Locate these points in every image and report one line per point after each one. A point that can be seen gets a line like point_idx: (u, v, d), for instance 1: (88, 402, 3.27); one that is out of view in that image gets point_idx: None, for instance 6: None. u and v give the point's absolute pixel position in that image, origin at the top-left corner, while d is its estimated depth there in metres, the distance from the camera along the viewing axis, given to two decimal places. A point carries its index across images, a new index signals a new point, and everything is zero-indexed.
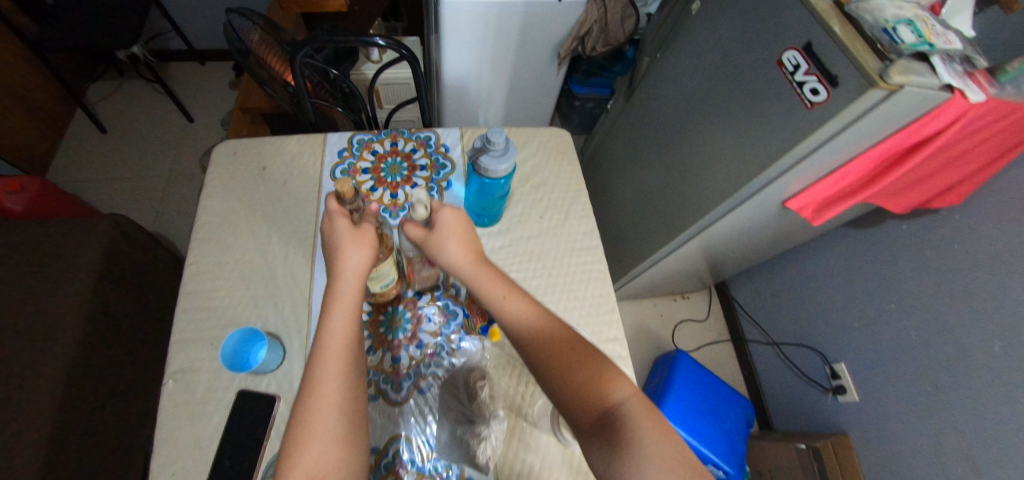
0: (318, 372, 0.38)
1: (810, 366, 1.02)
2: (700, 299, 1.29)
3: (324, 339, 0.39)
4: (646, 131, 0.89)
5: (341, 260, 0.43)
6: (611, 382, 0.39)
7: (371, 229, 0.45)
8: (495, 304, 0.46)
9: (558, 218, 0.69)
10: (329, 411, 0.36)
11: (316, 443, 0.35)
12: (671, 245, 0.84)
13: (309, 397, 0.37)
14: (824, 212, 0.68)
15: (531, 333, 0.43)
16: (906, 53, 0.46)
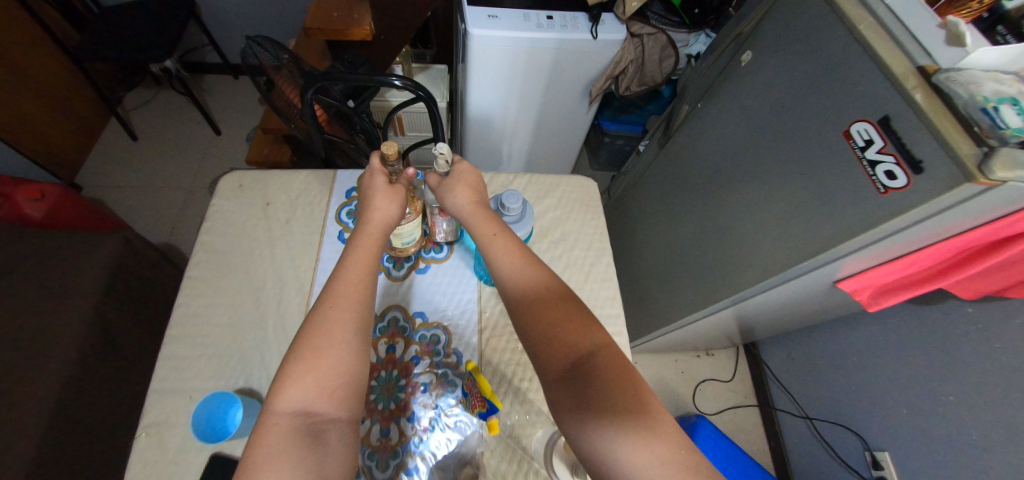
0: (336, 291, 0.44)
1: (849, 450, 0.90)
2: (726, 357, 1.19)
3: (346, 270, 0.45)
4: (680, 183, 0.82)
5: (374, 210, 0.48)
6: (582, 332, 0.40)
7: (403, 185, 0.50)
8: (484, 243, 0.47)
9: (577, 279, 0.63)
10: (345, 328, 0.42)
11: (326, 351, 0.40)
12: (701, 312, 0.76)
13: (329, 313, 0.42)
14: (885, 299, 0.59)
15: (513, 277, 0.45)
16: (1013, 141, 0.35)
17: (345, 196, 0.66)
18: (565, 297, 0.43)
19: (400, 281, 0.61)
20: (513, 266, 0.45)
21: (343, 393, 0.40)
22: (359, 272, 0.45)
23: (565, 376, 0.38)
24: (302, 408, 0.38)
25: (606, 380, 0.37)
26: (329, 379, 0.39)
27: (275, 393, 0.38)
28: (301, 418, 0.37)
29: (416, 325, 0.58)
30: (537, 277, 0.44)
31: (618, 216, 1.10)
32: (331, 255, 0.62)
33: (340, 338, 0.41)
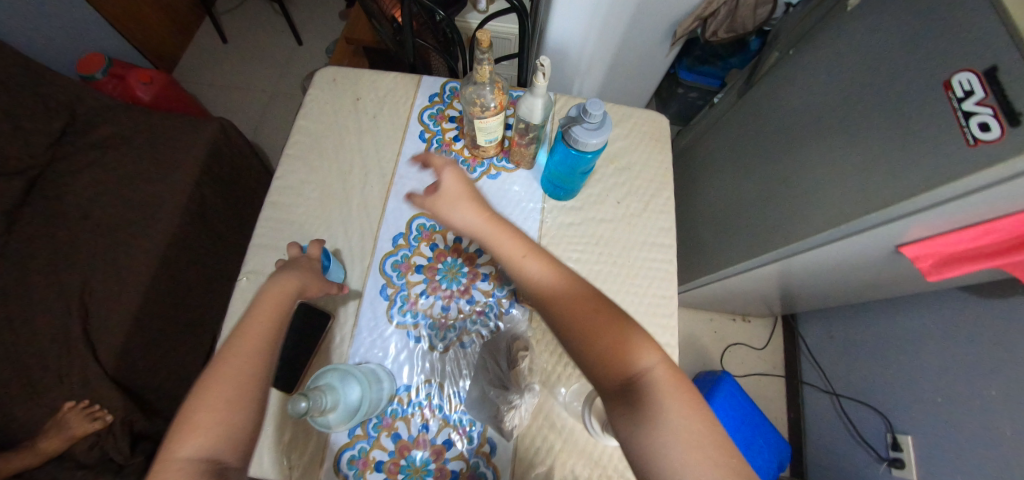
0: (235, 344, 0.41)
1: (869, 429, 0.91)
2: (762, 326, 1.20)
3: (250, 324, 0.43)
4: (755, 135, 0.80)
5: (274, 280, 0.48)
6: (630, 348, 0.37)
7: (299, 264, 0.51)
8: (513, 261, 0.46)
9: (637, 206, 0.66)
10: (243, 374, 0.40)
11: (207, 413, 0.37)
12: (752, 262, 0.78)
13: (220, 367, 0.39)
14: (947, 270, 0.57)
15: (553, 289, 0.43)
16: None
17: (428, 100, 0.71)
18: (610, 314, 0.40)
19: (471, 183, 0.66)
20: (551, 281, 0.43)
21: (241, 437, 0.38)
22: (262, 328, 0.43)
23: (619, 391, 0.37)
24: (203, 455, 0.35)
25: (656, 401, 0.35)
26: (221, 425, 0.37)
27: (172, 443, 0.36)
28: (203, 465, 0.35)
29: None
30: (580, 296, 0.41)
31: (681, 168, 1.10)
32: (412, 152, 0.67)
33: (226, 393, 0.38)
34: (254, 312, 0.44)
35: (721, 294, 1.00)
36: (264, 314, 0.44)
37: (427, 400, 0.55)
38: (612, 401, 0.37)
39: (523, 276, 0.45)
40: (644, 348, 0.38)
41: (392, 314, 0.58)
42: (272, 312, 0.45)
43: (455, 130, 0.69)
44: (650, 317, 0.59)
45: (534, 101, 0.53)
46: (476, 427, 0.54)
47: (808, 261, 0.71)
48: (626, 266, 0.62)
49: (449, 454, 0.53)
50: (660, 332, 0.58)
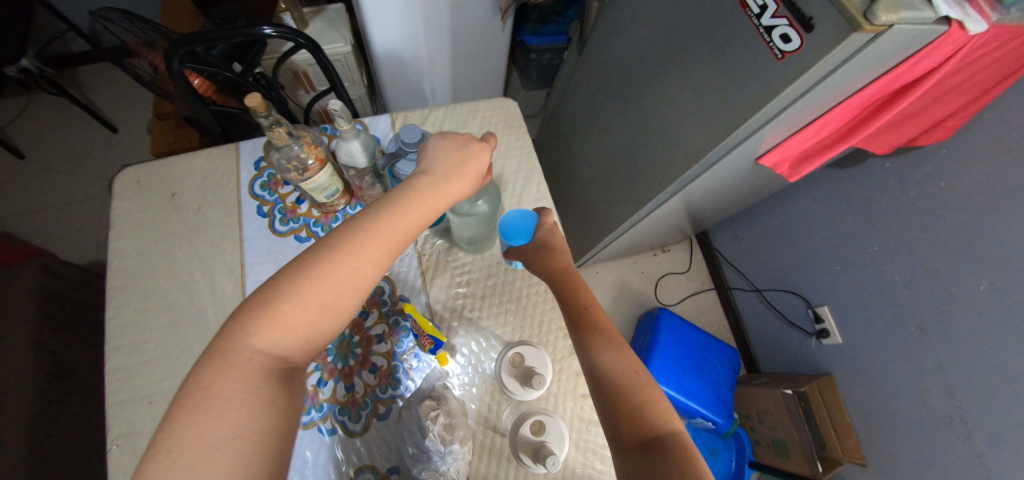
0: (406, 211, 0.38)
1: (794, 311, 1.01)
2: (681, 250, 1.26)
3: (427, 185, 0.40)
4: (605, 86, 0.81)
5: (467, 163, 0.43)
6: (660, 411, 0.42)
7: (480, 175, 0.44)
8: (576, 311, 0.50)
9: (509, 204, 0.63)
10: (381, 248, 0.36)
11: (339, 264, 0.34)
12: (647, 208, 0.79)
13: (378, 223, 0.36)
14: (802, 168, 0.61)
15: (611, 346, 0.46)
16: None
17: (254, 169, 0.63)
18: (650, 383, 0.44)
19: None
20: (613, 332, 0.48)
21: (319, 344, 0.36)
22: (394, 233, 0.37)
23: (640, 446, 0.40)
24: (274, 346, 0.33)
25: (674, 463, 0.37)
26: (336, 291, 0.34)
27: (245, 328, 0.33)
28: (272, 364, 0.33)
29: None
30: (630, 360, 0.45)
31: (555, 135, 1.09)
32: (255, 233, 0.59)
33: (355, 260, 0.35)
34: (410, 200, 0.38)
35: (633, 239, 1.02)
36: (407, 216, 0.38)
37: None
38: (630, 456, 0.40)
39: (588, 322, 0.48)
40: (671, 416, 0.42)
41: None
42: (417, 217, 0.38)
43: (294, 191, 0.61)
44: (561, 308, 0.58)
45: (350, 145, 0.47)
46: None
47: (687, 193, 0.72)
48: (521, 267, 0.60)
49: None
50: None
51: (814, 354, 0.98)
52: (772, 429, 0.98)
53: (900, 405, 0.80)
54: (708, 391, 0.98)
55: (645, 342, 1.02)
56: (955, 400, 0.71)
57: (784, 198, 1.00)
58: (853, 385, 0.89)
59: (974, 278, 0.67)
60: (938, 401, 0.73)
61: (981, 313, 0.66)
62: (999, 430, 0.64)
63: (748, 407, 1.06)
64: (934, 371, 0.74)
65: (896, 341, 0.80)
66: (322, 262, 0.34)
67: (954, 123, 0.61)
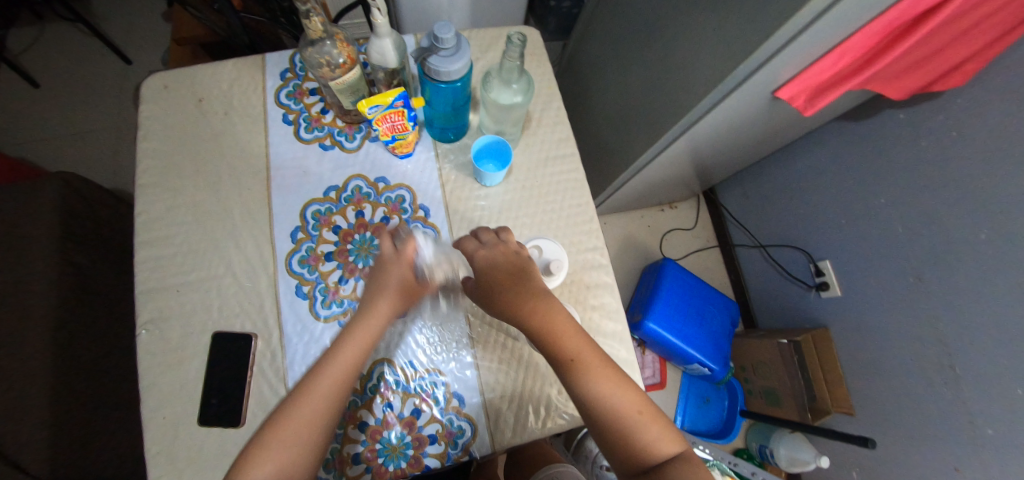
0: (338, 349, 0.47)
1: (796, 266, 1.04)
2: (688, 208, 1.27)
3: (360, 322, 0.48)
4: (626, 25, 0.80)
5: (387, 273, 0.50)
6: (663, 440, 0.44)
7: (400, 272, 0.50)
8: (570, 372, 0.45)
9: (527, 126, 0.64)
10: (330, 388, 0.45)
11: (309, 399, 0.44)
12: (655, 148, 0.79)
13: (324, 364, 0.46)
14: (817, 100, 0.62)
15: (604, 396, 0.44)
16: None
17: (281, 79, 0.63)
18: (654, 415, 0.45)
19: (354, 152, 0.60)
20: (608, 383, 0.45)
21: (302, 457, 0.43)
22: (337, 379, 0.45)
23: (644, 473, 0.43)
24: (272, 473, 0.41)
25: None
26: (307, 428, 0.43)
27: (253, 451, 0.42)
28: None
29: (380, 190, 0.60)
30: (632, 402, 0.45)
31: (574, 82, 1.09)
32: (280, 139, 0.61)
33: (327, 387, 0.45)
34: (350, 332, 0.48)
35: (643, 189, 1.03)
36: (349, 353, 0.47)
37: (381, 379, 0.55)
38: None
39: (585, 381, 0.44)
40: (672, 435, 0.45)
41: (317, 310, 0.55)
42: (358, 348, 0.47)
43: (320, 102, 0.62)
44: (572, 227, 0.60)
45: (383, 42, 0.48)
46: (438, 388, 0.55)
47: (703, 135, 0.72)
48: (537, 187, 0.61)
49: (421, 422, 0.53)
50: (585, 238, 0.59)
51: (813, 307, 1.01)
52: (765, 378, 1.02)
53: (891, 353, 0.83)
54: (707, 339, 1.00)
55: (648, 289, 1.04)
56: (946, 348, 0.73)
57: (796, 154, 1.01)
58: (849, 336, 0.92)
59: (975, 228, 0.68)
60: (929, 350, 0.76)
61: (980, 262, 0.68)
62: (988, 372, 0.67)
63: (744, 358, 1.09)
64: (929, 321, 0.76)
65: (894, 291, 0.82)
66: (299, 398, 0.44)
67: (972, 68, 0.61)
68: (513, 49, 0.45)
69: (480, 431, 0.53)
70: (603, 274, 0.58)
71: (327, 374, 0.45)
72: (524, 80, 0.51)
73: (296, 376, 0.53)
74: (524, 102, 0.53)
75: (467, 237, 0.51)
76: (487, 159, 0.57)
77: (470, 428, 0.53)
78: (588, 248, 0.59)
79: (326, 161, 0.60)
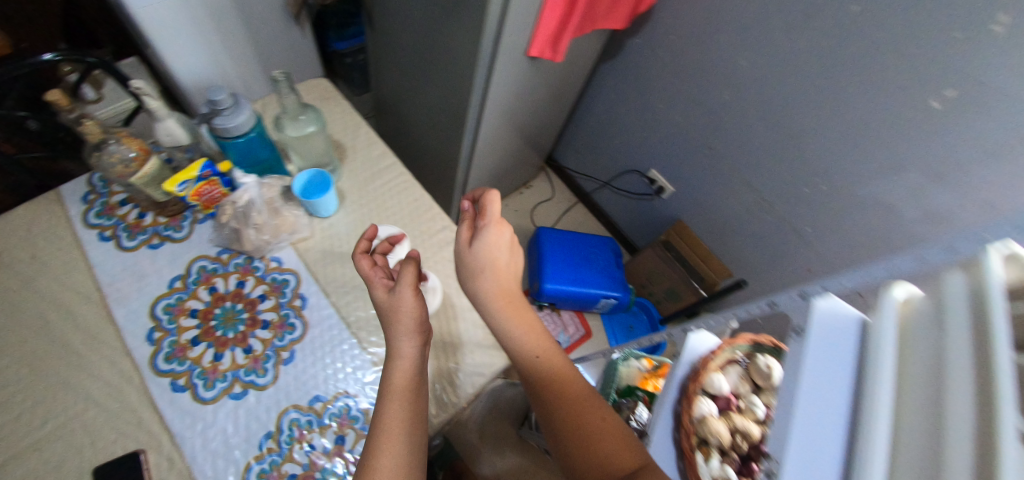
0: (390, 378, 0.47)
1: (634, 186, 1.23)
2: (542, 182, 1.44)
3: (400, 342, 0.48)
4: (397, 52, 0.91)
5: (398, 298, 0.50)
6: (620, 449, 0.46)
7: (405, 276, 0.51)
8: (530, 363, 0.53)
9: (345, 155, 0.70)
10: (404, 403, 0.45)
11: (392, 426, 0.43)
12: (468, 137, 0.88)
13: (389, 394, 0.45)
14: (557, 48, 0.75)
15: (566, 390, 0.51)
16: None
17: (84, 203, 0.63)
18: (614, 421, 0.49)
19: (185, 239, 0.62)
20: (568, 385, 0.52)
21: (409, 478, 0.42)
22: (400, 383, 0.46)
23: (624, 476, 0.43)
24: None
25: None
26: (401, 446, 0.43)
27: None
28: None
29: (225, 261, 0.61)
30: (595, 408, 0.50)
31: (387, 117, 1.18)
32: (103, 257, 0.60)
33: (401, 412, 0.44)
34: (396, 347, 0.48)
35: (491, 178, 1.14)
36: (400, 367, 0.47)
37: (293, 426, 0.55)
38: None
39: (540, 378, 0.52)
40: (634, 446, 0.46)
41: (200, 395, 0.55)
42: (406, 368, 0.47)
43: (135, 208, 0.63)
44: (417, 219, 0.68)
45: (166, 123, 0.52)
46: (353, 408, 0.57)
47: (499, 112, 0.85)
48: (374, 200, 0.68)
49: (349, 445, 0.55)
50: (432, 222, 0.68)
51: (665, 209, 1.19)
52: (661, 284, 1.19)
53: (724, 211, 1.04)
54: (600, 274, 1.12)
55: (536, 258, 1.14)
56: (753, 187, 0.95)
57: (591, 103, 1.20)
58: (695, 217, 1.12)
59: (720, 96, 0.89)
60: (746, 195, 0.98)
61: (739, 115, 0.88)
62: (781, 184, 0.90)
63: (637, 275, 1.26)
64: (735, 174, 0.97)
65: (704, 166, 1.02)
66: (382, 420, 0.44)
67: None
68: (284, 86, 0.53)
69: None
70: None
71: (389, 398, 0.45)
72: (312, 113, 0.59)
73: (204, 467, 0.52)
74: (321, 132, 0.61)
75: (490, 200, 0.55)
76: (315, 191, 0.61)
77: None
78: (439, 229, 0.68)
79: (161, 257, 0.60)
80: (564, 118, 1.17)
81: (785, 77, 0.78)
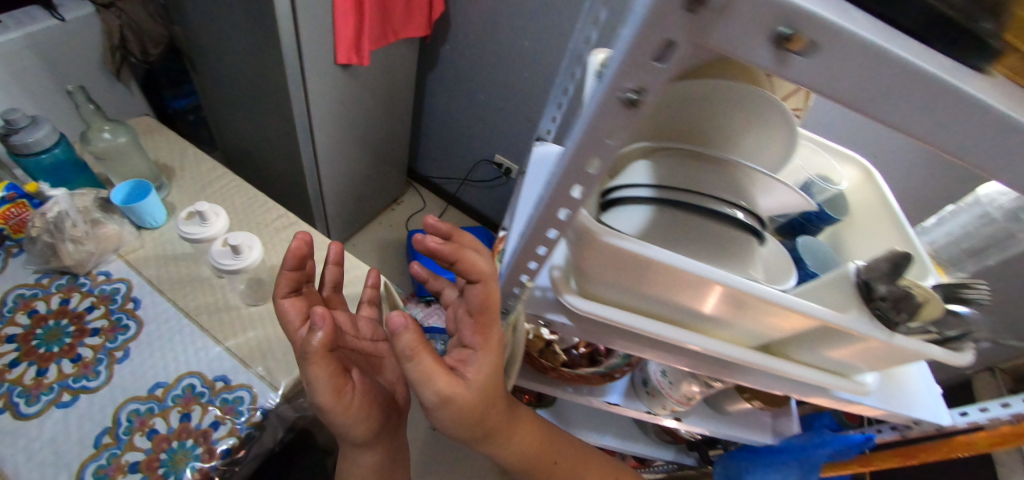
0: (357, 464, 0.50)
1: (488, 175, 1.39)
2: (412, 196, 1.56)
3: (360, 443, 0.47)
4: (217, 95, 0.98)
5: (349, 421, 0.43)
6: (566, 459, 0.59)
7: (343, 391, 0.42)
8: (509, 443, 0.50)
9: (171, 173, 0.76)
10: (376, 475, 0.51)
11: None
12: (308, 153, 0.97)
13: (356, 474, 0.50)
14: (361, 54, 0.89)
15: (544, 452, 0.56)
16: None
17: None
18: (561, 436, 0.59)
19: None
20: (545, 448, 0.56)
21: None
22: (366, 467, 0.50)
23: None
24: None
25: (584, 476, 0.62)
26: None
27: None
28: None
29: (47, 284, 0.63)
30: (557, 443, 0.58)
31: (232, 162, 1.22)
32: None
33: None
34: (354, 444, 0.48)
35: (351, 193, 1.23)
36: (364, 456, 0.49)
37: (131, 416, 0.56)
38: None
39: (526, 456, 0.53)
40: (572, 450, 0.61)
41: (21, 412, 0.54)
42: (372, 456, 0.49)
43: None
44: (249, 214, 0.75)
45: None
46: (198, 386, 0.59)
47: (327, 124, 0.96)
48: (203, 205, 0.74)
49: (196, 421, 0.57)
50: (266, 213, 0.76)
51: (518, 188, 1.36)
52: None
53: None
54: None
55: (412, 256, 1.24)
56: None
57: (432, 112, 1.37)
58: None
59: (520, 78, 1.09)
60: None
61: (535, 89, 1.09)
62: None
63: None
64: None
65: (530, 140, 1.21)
66: None
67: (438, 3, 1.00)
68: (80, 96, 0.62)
69: (258, 388, 0.61)
70: (296, 224, 0.77)
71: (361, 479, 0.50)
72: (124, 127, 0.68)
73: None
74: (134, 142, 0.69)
75: (479, 265, 0.35)
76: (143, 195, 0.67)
77: (248, 392, 0.60)
78: (273, 217, 0.76)
79: None
80: (408, 131, 1.31)
81: (548, 52, 0.99)
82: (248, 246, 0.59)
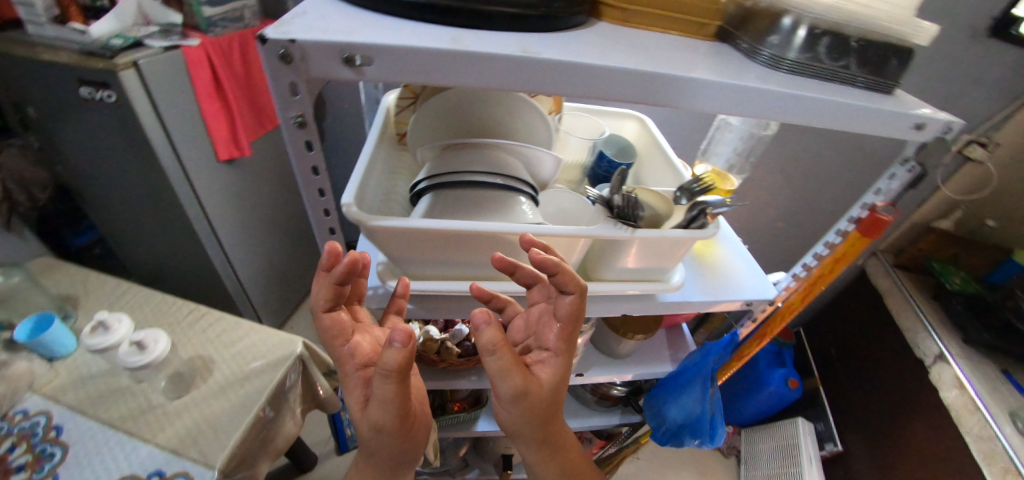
0: None
1: None
2: None
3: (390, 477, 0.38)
4: (113, 218, 1.02)
5: (388, 448, 0.35)
6: None
7: (397, 423, 0.33)
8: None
9: (74, 304, 0.80)
10: None
11: None
12: (215, 248, 1.02)
13: None
14: (241, 144, 0.97)
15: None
16: (120, 49, 0.72)
17: None
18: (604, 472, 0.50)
19: None
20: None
21: None
22: None
23: None
24: None
25: None
26: None
27: None
28: None
29: None
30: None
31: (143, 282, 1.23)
32: None
33: None
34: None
35: (272, 277, 1.27)
36: None
37: None
38: None
39: None
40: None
41: None
42: None
43: None
44: (159, 318, 0.80)
45: None
46: None
47: (228, 217, 1.02)
48: None
49: None
50: (178, 312, 0.82)
51: None
52: None
53: None
54: None
55: None
56: None
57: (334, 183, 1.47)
58: None
59: None
60: None
61: None
62: None
63: None
64: None
65: None
66: None
67: None
68: None
69: (192, 470, 0.61)
70: (210, 314, 0.83)
71: None
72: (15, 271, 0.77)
73: None
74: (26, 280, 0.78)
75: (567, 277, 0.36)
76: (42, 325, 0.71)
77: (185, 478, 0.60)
78: (185, 313, 0.82)
79: None
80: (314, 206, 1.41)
81: None
82: (152, 339, 0.65)
